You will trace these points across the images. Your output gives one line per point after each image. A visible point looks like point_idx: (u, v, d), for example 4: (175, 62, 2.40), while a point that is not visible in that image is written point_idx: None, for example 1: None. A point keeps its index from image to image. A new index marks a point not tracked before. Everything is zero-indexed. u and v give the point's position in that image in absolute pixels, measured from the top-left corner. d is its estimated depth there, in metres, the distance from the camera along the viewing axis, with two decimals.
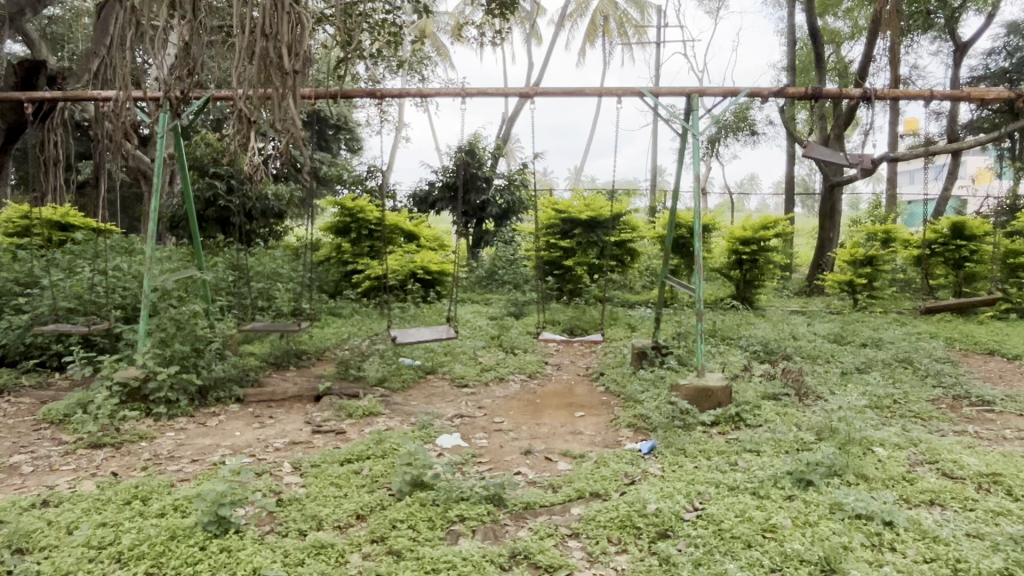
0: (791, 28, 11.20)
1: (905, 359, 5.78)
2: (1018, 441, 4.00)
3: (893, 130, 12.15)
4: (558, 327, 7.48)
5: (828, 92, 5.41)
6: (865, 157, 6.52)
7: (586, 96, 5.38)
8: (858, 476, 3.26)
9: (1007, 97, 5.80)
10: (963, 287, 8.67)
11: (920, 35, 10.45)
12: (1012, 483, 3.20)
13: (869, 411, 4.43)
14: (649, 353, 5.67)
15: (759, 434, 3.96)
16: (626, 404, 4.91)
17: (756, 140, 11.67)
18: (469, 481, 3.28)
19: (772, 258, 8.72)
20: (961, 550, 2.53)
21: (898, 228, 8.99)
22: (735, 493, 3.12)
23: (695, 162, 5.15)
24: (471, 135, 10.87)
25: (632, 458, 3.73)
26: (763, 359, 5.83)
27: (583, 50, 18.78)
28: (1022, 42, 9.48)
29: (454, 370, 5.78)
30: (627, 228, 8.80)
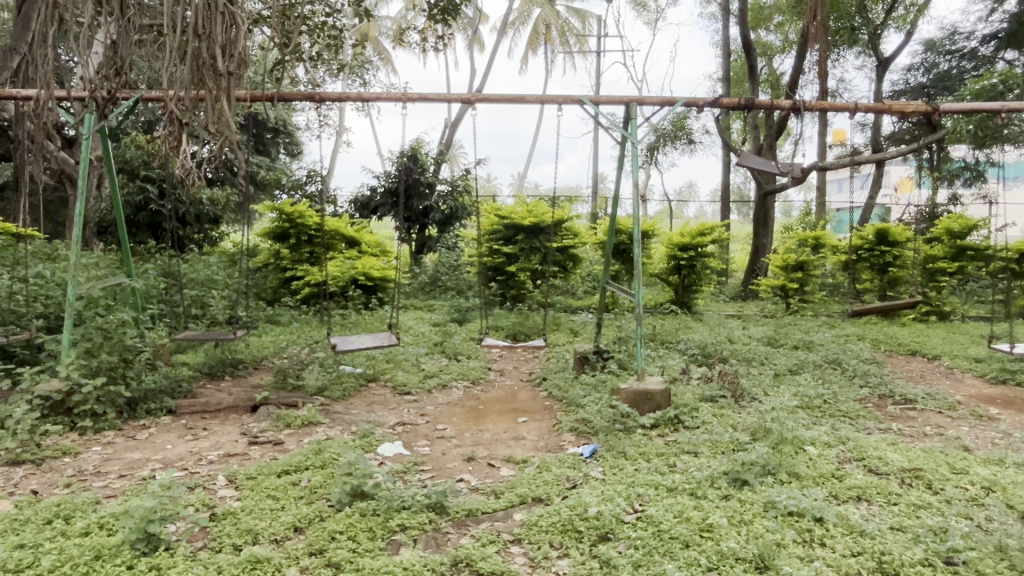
0: (725, 40, 11.55)
1: (835, 360, 6.02)
2: (937, 438, 4.21)
3: (822, 140, 12.63)
4: (501, 333, 7.49)
5: (760, 102, 5.59)
6: (795, 166, 6.74)
7: (528, 103, 5.43)
8: (791, 475, 3.37)
9: (926, 111, 6.08)
10: (887, 291, 9.10)
11: (845, 50, 10.93)
12: (932, 477, 3.36)
13: (800, 411, 4.58)
14: (591, 358, 5.75)
15: (697, 435, 4.06)
16: (568, 408, 4.96)
17: (693, 149, 11.96)
18: (410, 489, 3.24)
19: (709, 264, 8.95)
20: (885, 543, 2.63)
21: (826, 234, 9.34)
22: (673, 493, 3.19)
23: (633, 169, 5.25)
24: (413, 140, 10.79)
25: (575, 462, 3.76)
26: (701, 362, 5.97)
27: (526, 57, 18.93)
28: (939, 59, 10.02)
29: (396, 378, 5.71)
30: (569, 234, 8.90)
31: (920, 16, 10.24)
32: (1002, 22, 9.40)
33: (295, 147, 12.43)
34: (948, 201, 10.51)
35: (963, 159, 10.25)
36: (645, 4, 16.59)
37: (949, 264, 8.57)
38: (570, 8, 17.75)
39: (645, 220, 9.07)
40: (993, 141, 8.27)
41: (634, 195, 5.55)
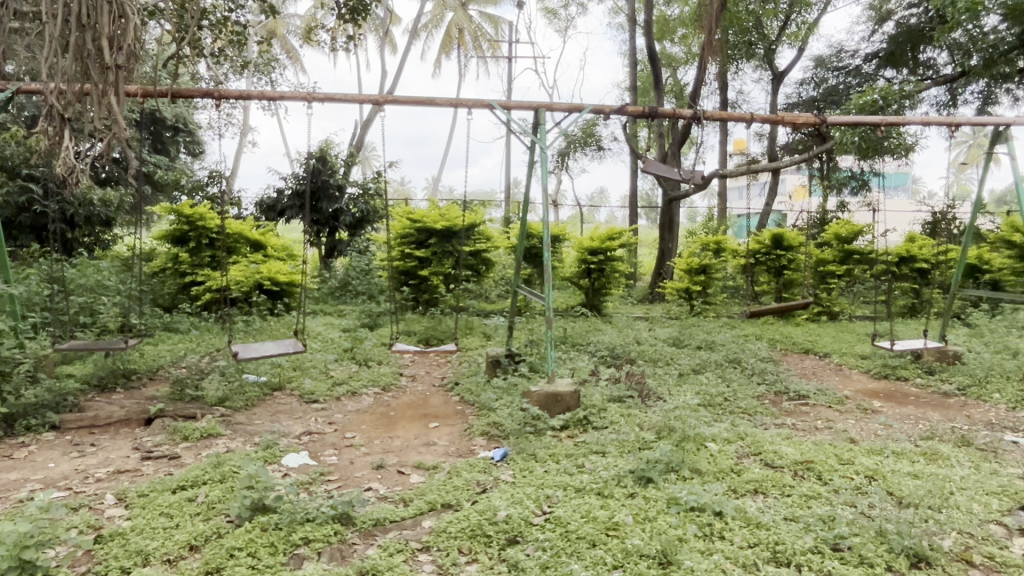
0: (632, 50, 11.88)
1: (735, 359, 6.28)
2: (826, 431, 4.47)
3: (723, 149, 13.19)
4: (413, 337, 7.41)
5: (664, 111, 5.76)
6: (697, 172, 6.99)
7: (438, 106, 5.38)
8: (693, 471, 3.48)
9: (815, 123, 6.44)
10: (783, 293, 9.62)
11: (743, 63, 11.48)
12: (822, 468, 3.56)
13: (702, 409, 4.75)
14: (503, 361, 5.77)
15: (605, 435, 4.14)
16: (480, 412, 4.96)
17: (602, 155, 12.24)
18: (315, 501, 3.13)
19: (618, 267, 9.16)
20: (779, 534, 2.76)
21: (727, 238, 9.73)
22: (581, 494, 3.23)
23: (543, 173, 5.30)
24: (322, 141, 10.51)
25: (485, 466, 3.76)
26: (609, 363, 6.10)
27: (440, 61, 18.87)
28: (827, 75, 10.70)
29: (303, 386, 5.52)
30: (482, 238, 8.89)
31: (811, 34, 10.89)
32: (882, 42, 10.13)
33: (197, 146, 11.87)
34: (836, 209, 11.21)
35: (849, 169, 10.98)
36: (557, 12, 16.88)
37: (838, 267, 9.11)
38: (483, 13, 17.83)
39: (556, 224, 9.19)
40: (875, 152, 8.89)
41: (545, 200, 5.60)
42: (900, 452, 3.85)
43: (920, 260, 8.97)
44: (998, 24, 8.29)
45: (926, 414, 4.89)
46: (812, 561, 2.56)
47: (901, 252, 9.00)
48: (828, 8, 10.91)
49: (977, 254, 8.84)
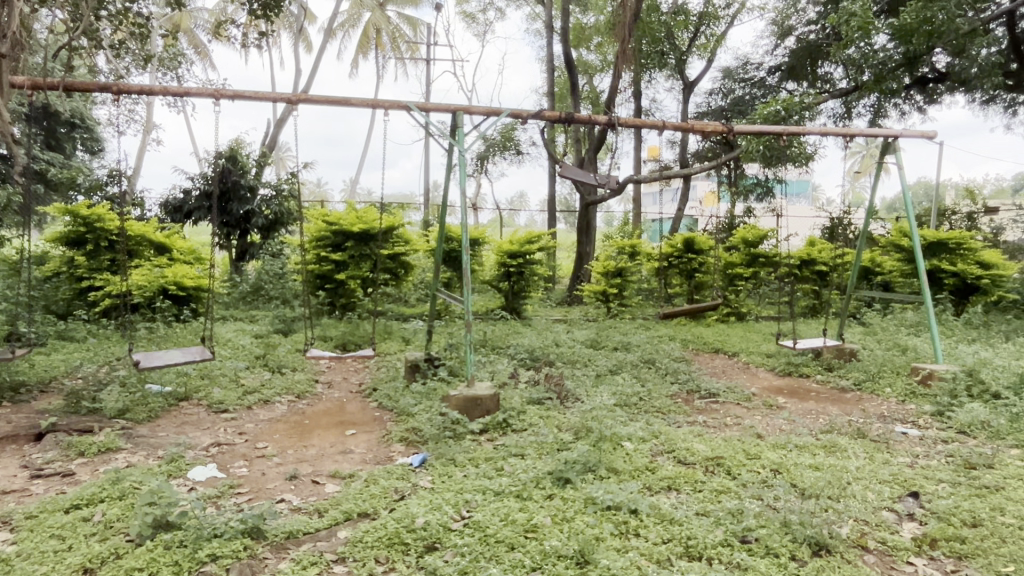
0: (549, 56, 12.02)
1: (650, 360, 6.45)
2: (734, 427, 4.64)
3: (637, 155, 13.54)
4: (329, 343, 7.22)
5: (580, 117, 5.85)
6: (612, 178, 7.12)
7: (354, 106, 5.28)
8: (610, 470, 3.55)
9: (723, 132, 6.67)
10: (694, 295, 9.99)
11: (656, 73, 11.85)
12: (731, 464, 3.69)
13: (619, 409, 4.84)
14: (422, 366, 5.71)
15: (524, 438, 4.16)
16: (398, 418, 4.88)
17: (521, 159, 12.32)
18: (223, 515, 2.99)
19: (537, 271, 9.23)
20: (692, 528, 2.84)
21: (642, 243, 9.98)
22: (500, 497, 3.23)
23: (461, 176, 5.27)
24: (232, 140, 10.12)
25: (403, 473, 3.70)
26: (529, 365, 6.14)
27: (357, 61, 18.53)
28: (734, 86, 11.22)
29: (211, 395, 5.29)
30: (401, 242, 8.76)
31: (718, 46, 11.37)
32: (784, 56, 10.67)
33: (96, 143, 11.19)
34: (744, 214, 11.70)
35: (756, 176, 11.49)
36: (475, 17, 16.90)
37: (745, 270, 9.51)
38: (401, 15, 17.65)
39: (475, 228, 9.18)
40: (779, 161, 9.34)
41: (464, 204, 5.58)
42: (803, 445, 4.05)
43: (820, 263, 9.48)
44: (887, 43, 8.89)
45: (826, 409, 5.16)
46: (722, 554, 2.65)
47: (802, 256, 9.48)
48: (735, 21, 11.41)
49: (871, 257, 9.43)
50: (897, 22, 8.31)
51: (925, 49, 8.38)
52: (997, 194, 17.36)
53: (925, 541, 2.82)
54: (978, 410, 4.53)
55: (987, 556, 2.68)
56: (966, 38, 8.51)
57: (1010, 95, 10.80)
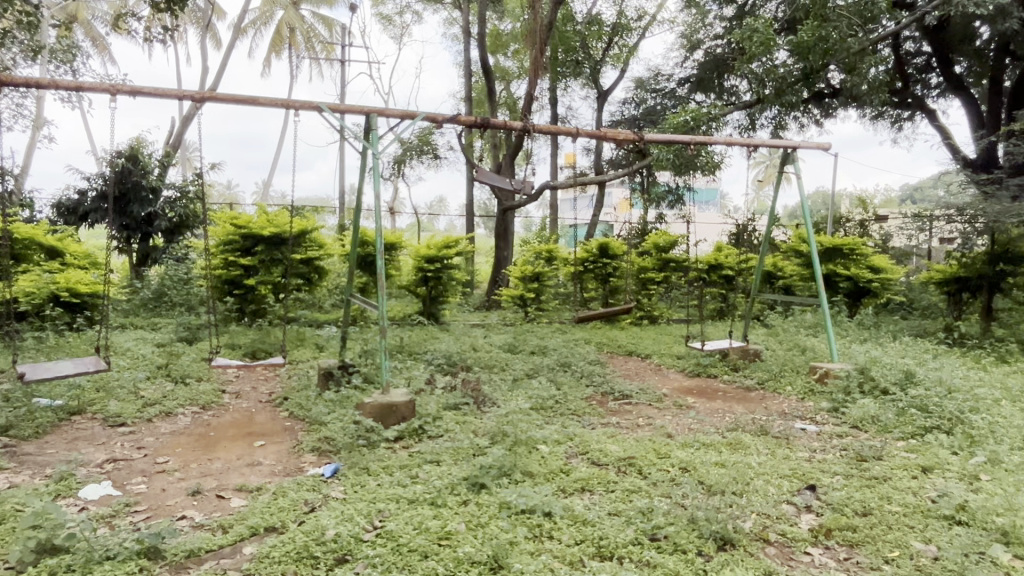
0: (467, 61, 12.02)
1: (566, 363, 6.53)
2: (646, 427, 4.76)
3: (553, 162, 13.72)
4: (237, 351, 6.94)
5: (496, 122, 5.85)
6: (528, 183, 7.16)
7: (262, 106, 5.11)
8: (524, 474, 3.56)
9: (635, 139, 6.82)
10: (609, 299, 10.21)
11: (572, 81, 12.06)
12: (642, 463, 3.78)
13: (535, 413, 4.88)
14: (336, 373, 5.59)
15: (440, 444, 4.13)
16: (310, 427, 4.74)
17: (439, 163, 12.24)
18: (116, 536, 2.81)
19: (454, 275, 9.18)
20: (603, 529, 2.89)
21: (558, 247, 10.10)
22: (414, 505, 3.18)
23: (376, 180, 5.18)
24: (133, 139, 9.59)
25: (314, 484, 3.59)
26: (445, 371, 6.10)
27: (268, 59, 17.94)
28: (646, 96, 11.53)
29: (107, 408, 4.97)
30: (314, 246, 8.52)
31: (631, 57, 11.70)
32: (693, 69, 11.09)
33: None
34: (656, 220, 12.04)
35: (668, 184, 11.82)
36: (391, 19, 16.73)
37: (656, 274, 9.75)
38: (316, 14, 17.24)
39: (391, 232, 9.04)
40: (687, 169, 9.68)
41: (379, 208, 5.49)
42: (709, 444, 4.19)
43: (727, 268, 9.86)
44: (786, 59, 9.40)
45: (732, 407, 5.38)
46: (633, 552, 2.70)
47: (709, 260, 9.84)
48: (646, 33, 11.78)
49: (773, 261, 9.88)
50: (795, 40, 8.79)
51: (820, 65, 8.91)
52: (886, 204, 18.59)
53: (821, 531, 2.98)
54: (868, 406, 4.83)
55: (875, 543, 2.85)
56: (856, 57, 9.02)
57: (896, 112, 11.64)
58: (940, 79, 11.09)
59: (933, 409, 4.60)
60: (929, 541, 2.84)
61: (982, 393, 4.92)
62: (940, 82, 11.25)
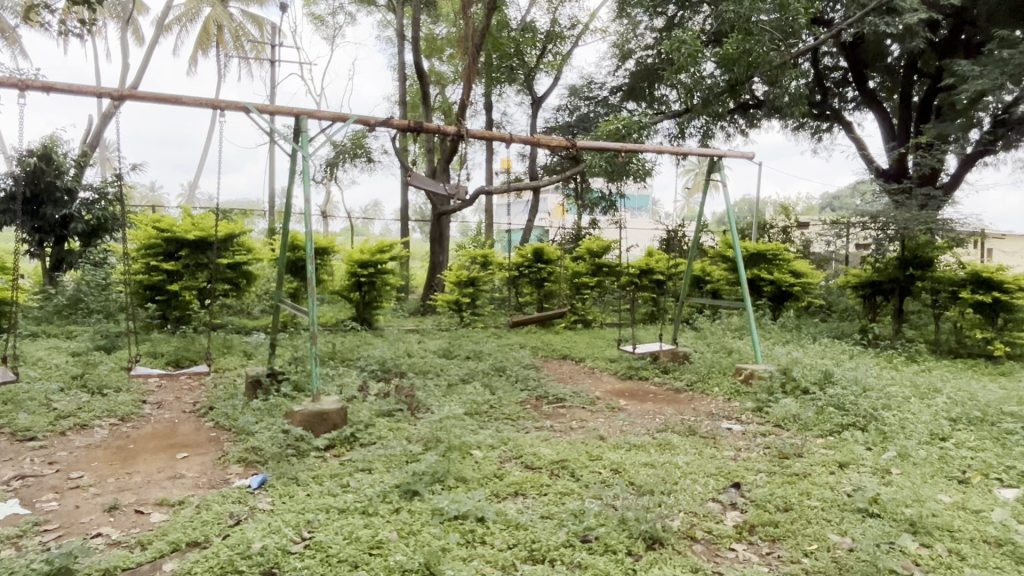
0: (401, 65, 11.93)
1: (501, 368, 6.55)
2: (579, 430, 4.83)
3: (489, 167, 13.74)
4: (159, 360, 6.67)
5: (429, 126, 5.80)
6: (462, 188, 7.14)
7: (185, 105, 4.94)
8: (458, 480, 3.55)
9: (569, 146, 6.89)
10: (543, 303, 10.30)
11: (506, 87, 12.14)
12: (574, 466, 3.82)
13: (469, 418, 4.87)
14: (264, 381, 5.44)
15: (372, 452, 4.07)
16: (236, 437, 4.59)
17: (372, 166, 12.08)
18: (22, 558, 2.65)
19: (388, 280, 9.08)
20: (536, 532, 2.90)
21: (493, 252, 10.14)
22: (344, 515, 3.12)
23: (306, 182, 5.07)
24: (46, 137, 9.09)
25: (240, 496, 3.47)
26: (379, 377, 6.02)
27: (195, 57, 17.34)
28: (579, 103, 11.69)
29: (15, 422, 4.68)
30: (242, 250, 8.27)
31: (564, 65, 11.87)
32: (625, 78, 11.34)
33: None
34: (590, 226, 12.21)
35: (601, 190, 12.00)
36: (324, 20, 16.44)
37: (589, 278, 9.92)
38: (246, 12, 16.78)
39: (323, 236, 8.87)
40: (619, 176, 9.86)
41: (309, 212, 5.38)
42: (639, 445, 4.27)
43: (657, 272, 10.09)
44: (713, 71, 9.74)
45: (663, 409, 5.50)
46: (564, 555, 2.72)
47: (640, 266, 10.05)
48: (579, 42, 11.96)
49: (702, 266, 10.19)
50: (721, 52, 9.11)
51: (744, 78, 9.26)
52: (807, 211, 19.41)
53: (745, 527, 3.08)
54: (790, 405, 5.03)
55: (795, 537, 2.97)
56: (778, 70, 9.51)
57: (816, 123, 12.17)
58: (855, 93, 11.70)
59: (849, 407, 4.83)
60: (844, 533, 2.98)
61: (894, 391, 5.18)
62: (855, 96, 11.85)
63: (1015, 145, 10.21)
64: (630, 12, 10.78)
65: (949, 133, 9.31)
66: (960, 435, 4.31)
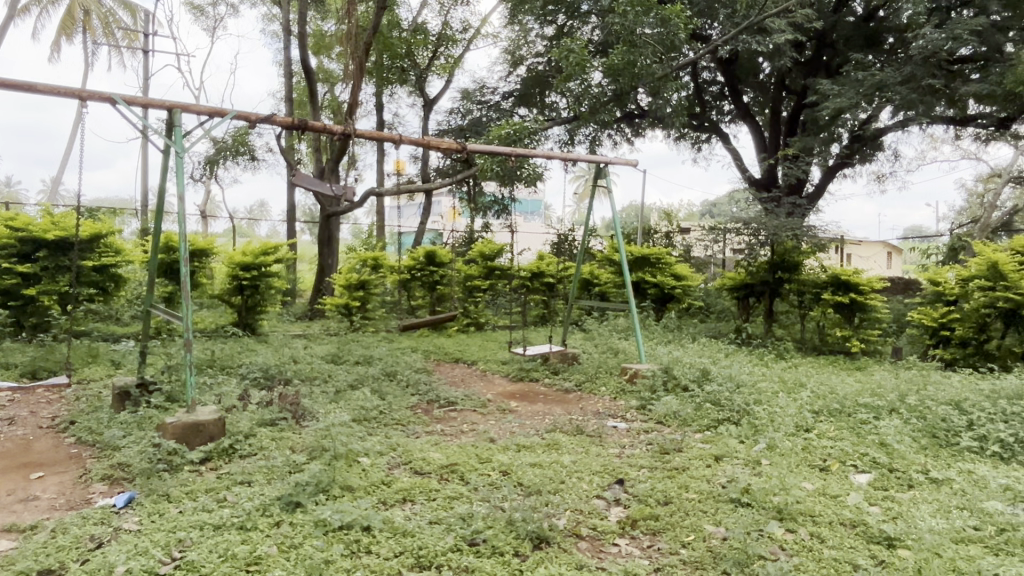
0: (287, 60, 11.52)
1: (391, 373, 6.44)
2: (470, 433, 4.83)
3: (380, 169, 13.51)
4: (12, 372, 6.08)
5: (314, 125, 5.61)
6: (350, 189, 6.94)
7: (41, 94, 4.52)
8: (343, 489, 3.45)
9: (459, 149, 6.86)
10: (436, 306, 10.24)
11: (397, 87, 12.00)
12: (464, 470, 3.81)
13: (357, 425, 4.75)
14: (133, 392, 5.08)
15: (252, 463, 3.88)
16: (101, 453, 4.25)
17: (256, 164, 11.57)
18: None
19: (272, 283, 8.72)
20: (422, 538, 2.87)
21: (384, 255, 9.97)
22: (220, 532, 2.96)
23: (180, 180, 4.78)
24: None
25: (103, 516, 3.22)
26: (261, 385, 5.76)
27: (58, 42, 16.00)
28: (471, 107, 11.73)
29: None
30: (110, 251, 7.69)
31: (456, 68, 11.87)
32: (516, 83, 11.50)
33: None
34: (482, 229, 12.23)
35: (493, 193, 12.06)
36: (204, 9, 15.61)
37: (482, 282, 9.93)
38: None
39: (201, 237, 8.41)
40: (511, 180, 9.94)
41: (184, 212, 5.06)
42: (528, 446, 4.32)
43: (548, 275, 10.25)
44: (600, 81, 10.08)
45: (552, 409, 5.60)
46: (451, 560, 2.71)
47: (532, 269, 10.17)
48: (470, 46, 11.99)
49: (591, 269, 10.46)
50: (608, 62, 9.40)
51: (629, 87, 9.61)
52: (688, 216, 20.43)
53: (628, 522, 3.18)
54: (670, 402, 5.26)
55: (674, 529, 3.09)
56: (660, 82, 9.96)
57: (696, 134, 12.82)
58: (731, 106, 12.41)
59: (724, 402, 5.10)
60: (718, 523, 3.14)
61: (764, 386, 5.53)
62: (731, 109, 12.55)
63: (868, 159, 11.19)
64: (521, 19, 10.95)
65: (812, 147, 10.03)
66: (821, 427, 4.65)
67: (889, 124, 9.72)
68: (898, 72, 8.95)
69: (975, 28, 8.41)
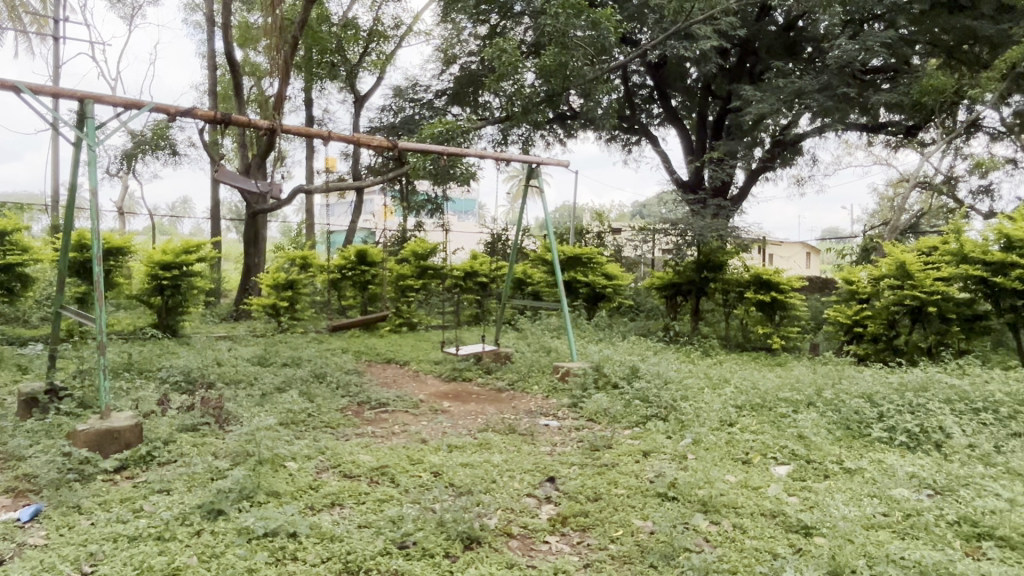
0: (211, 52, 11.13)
1: (320, 374, 6.30)
2: (402, 434, 4.77)
3: (309, 165, 13.19)
4: None
5: (238, 119, 5.42)
6: (276, 185, 6.74)
7: None
8: (269, 494, 3.35)
9: (390, 147, 6.75)
10: (367, 307, 10.08)
11: (327, 83, 11.75)
12: (395, 472, 3.76)
13: (284, 428, 4.63)
14: (42, 398, 4.80)
15: (171, 471, 3.72)
16: (4, 464, 3.99)
17: (178, 159, 11.11)
18: None
19: (195, 283, 8.39)
20: (351, 543, 2.81)
21: (314, 254, 9.73)
22: (135, 543, 2.82)
23: (93, 175, 4.54)
24: None
25: (6, 531, 3.02)
26: (183, 389, 5.54)
27: None
28: (403, 105, 11.64)
29: None
30: (16, 249, 7.23)
31: (387, 64, 11.73)
32: (449, 82, 11.45)
33: None
34: (415, 227, 12.09)
35: (426, 192, 11.96)
36: None
37: (415, 281, 9.77)
38: None
39: (117, 235, 8.01)
40: (444, 178, 9.87)
41: (98, 208, 4.81)
42: (460, 446, 4.30)
43: (481, 275, 10.18)
44: (532, 81, 10.14)
45: (485, 409, 5.60)
46: (380, 563, 2.67)
47: (465, 268, 10.09)
48: (403, 43, 11.84)
49: (524, 269, 10.51)
50: (539, 63, 9.47)
51: (561, 88, 9.73)
52: (619, 216, 20.81)
53: (558, 519, 3.20)
54: (601, 399, 5.34)
55: (603, 525, 3.14)
56: (591, 84, 10.10)
57: (625, 136, 13.06)
58: (659, 110, 12.69)
59: (652, 399, 5.22)
60: (645, 517, 3.20)
61: (690, 383, 5.69)
62: (660, 112, 12.82)
63: (788, 163, 11.65)
64: (453, 17, 10.92)
65: (736, 150, 10.38)
66: (744, 421, 4.80)
67: (807, 130, 10.15)
68: (815, 80, 9.36)
69: (885, 41, 8.87)
